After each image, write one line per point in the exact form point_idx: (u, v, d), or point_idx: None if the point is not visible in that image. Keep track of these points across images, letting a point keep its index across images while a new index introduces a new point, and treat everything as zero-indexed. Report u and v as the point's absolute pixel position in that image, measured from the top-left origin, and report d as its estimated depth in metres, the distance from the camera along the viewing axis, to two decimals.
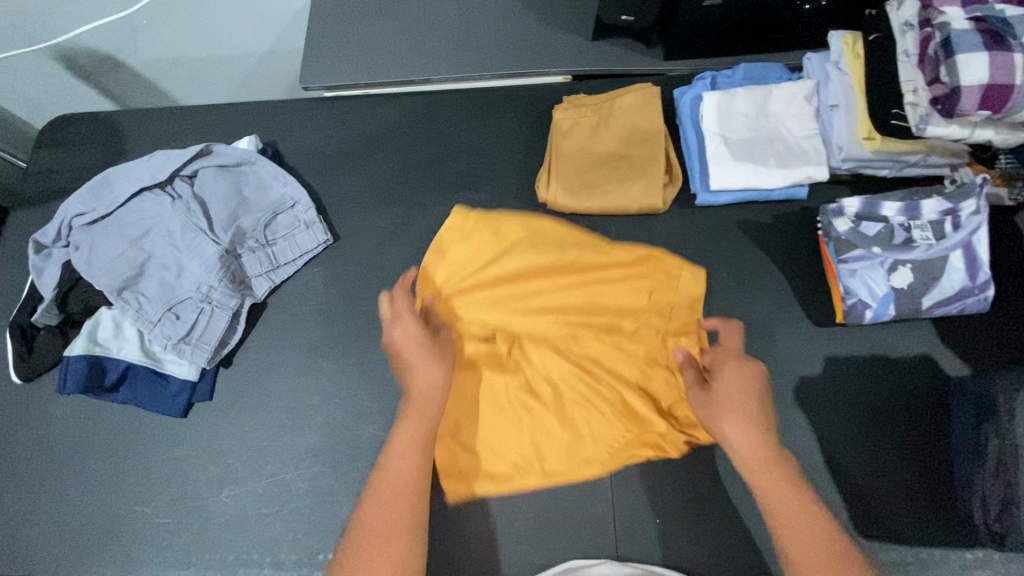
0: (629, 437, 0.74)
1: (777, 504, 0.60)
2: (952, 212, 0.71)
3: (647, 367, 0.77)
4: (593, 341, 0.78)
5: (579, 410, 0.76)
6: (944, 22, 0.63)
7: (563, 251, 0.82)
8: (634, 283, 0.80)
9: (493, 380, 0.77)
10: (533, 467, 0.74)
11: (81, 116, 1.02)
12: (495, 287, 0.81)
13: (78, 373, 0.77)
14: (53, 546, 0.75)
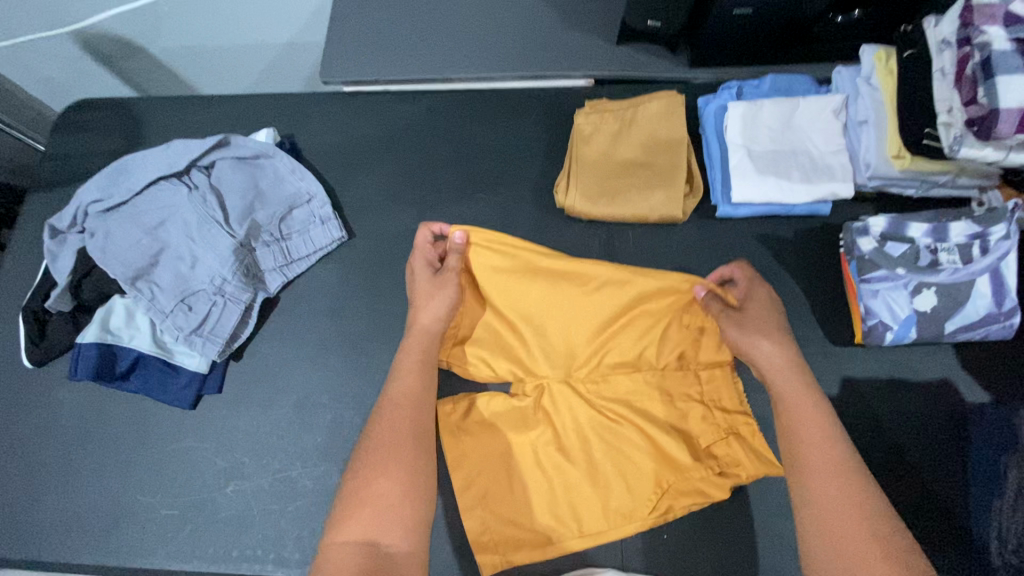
0: (665, 488, 0.71)
1: (796, 413, 0.60)
2: (980, 236, 0.69)
3: (680, 407, 0.74)
4: (623, 385, 0.76)
5: (611, 463, 0.72)
6: (985, 42, 0.61)
7: (589, 277, 0.76)
8: (663, 312, 0.76)
9: (520, 432, 0.75)
10: (567, 528, 0.70)
11: (101, 102, 1.02)
12: (516, 324, 0.77)
13: (89, 360, 0.77)
14: (58, 532, 0.75)
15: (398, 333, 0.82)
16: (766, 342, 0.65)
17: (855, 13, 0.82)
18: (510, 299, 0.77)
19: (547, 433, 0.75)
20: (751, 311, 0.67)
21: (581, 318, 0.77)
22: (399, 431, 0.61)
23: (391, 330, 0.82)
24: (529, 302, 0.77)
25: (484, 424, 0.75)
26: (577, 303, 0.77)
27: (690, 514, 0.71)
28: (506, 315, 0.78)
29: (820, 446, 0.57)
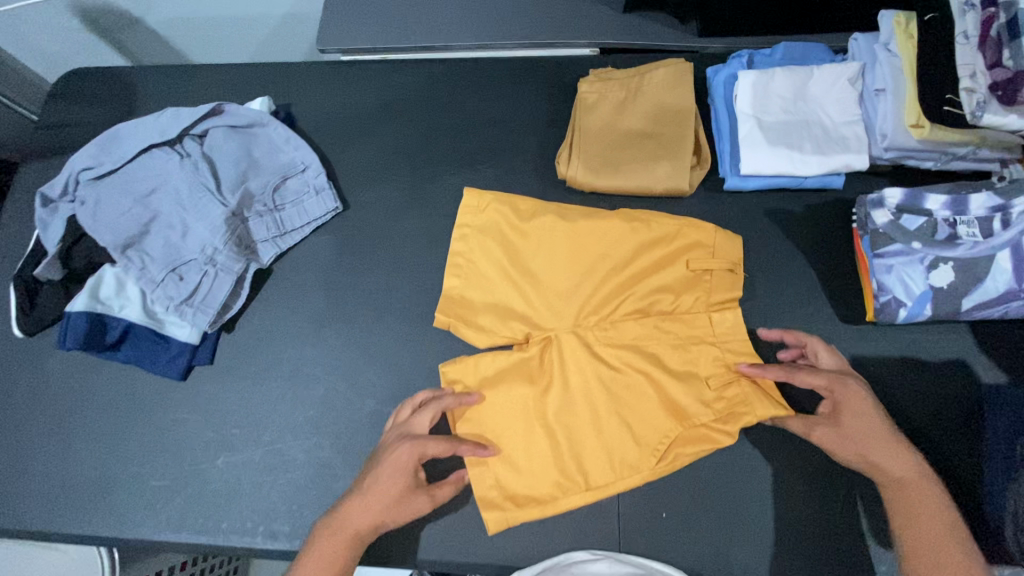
0: (674, 435, 0.69)
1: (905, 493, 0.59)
2: (1001, 209, 0.66)
3: (690, 349, 0.72)
4: (631, 333, 0.73)
5: (616, 414, 0.70)
6: (1011, 3, 0.59)
7: (590, 222, 0.75)
8: (670, 260, 0.74)
9: (523, 386, 0.72)
10: (574, 482, 0.68)
11: (95, 70, 1.00)
12: (522, 280, 0.74)
13: (78, 330, 0.75)
14: (47, 501, 0.74)
15: (393, 306, 0.80)
16: (868, 444, 0.61)
17: None
18: (515, 257, 0.75)
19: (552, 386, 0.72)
20: (852, 403, 0.62)
21: (590, 266, 0.74)
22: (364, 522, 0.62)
23: (386, 303, 0.80)
24: (533, 259, 0.75)
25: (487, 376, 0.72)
26: (586, 250, 0.75)
27: (690, 493, 0.69)
28: (507, 275, 0.75)
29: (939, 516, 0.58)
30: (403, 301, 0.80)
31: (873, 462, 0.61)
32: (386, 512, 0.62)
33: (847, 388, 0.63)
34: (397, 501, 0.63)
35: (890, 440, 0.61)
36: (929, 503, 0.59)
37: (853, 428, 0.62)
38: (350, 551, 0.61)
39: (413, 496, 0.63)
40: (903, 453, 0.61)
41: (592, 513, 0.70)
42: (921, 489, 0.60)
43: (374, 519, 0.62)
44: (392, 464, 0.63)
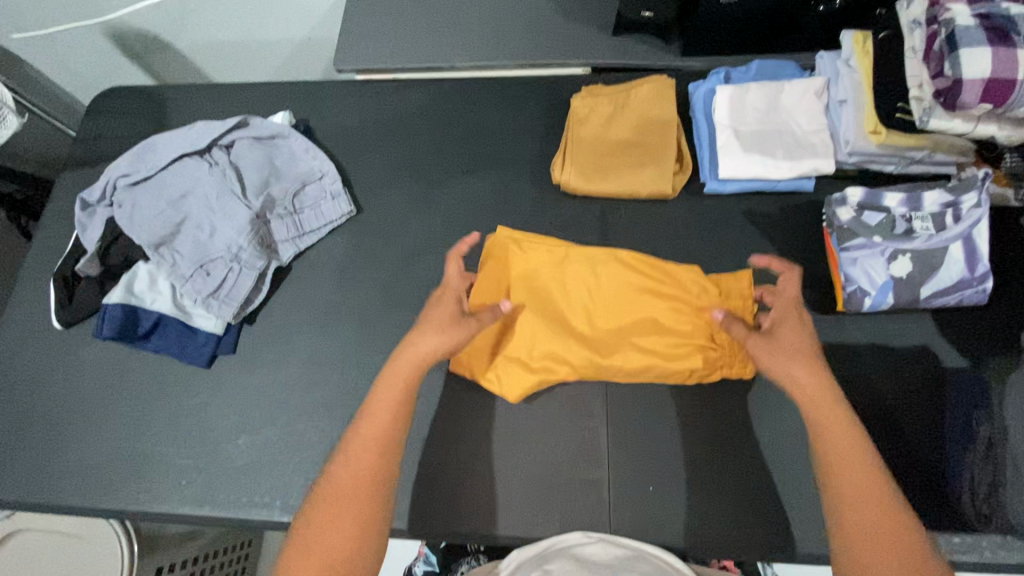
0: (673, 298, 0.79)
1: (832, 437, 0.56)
2: (952, 205, 0.72)
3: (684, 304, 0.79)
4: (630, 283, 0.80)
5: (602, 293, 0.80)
6: (949, 18, 0.65)
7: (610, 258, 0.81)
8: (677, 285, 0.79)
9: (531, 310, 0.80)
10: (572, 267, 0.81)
11: (131, 88, 1.09)
12: (545, 302, 0.81)
13: (115, 320, 0.82)
14: (80, 478, 0.81)
15: (401, 299, 0.87)
16: (795, 357, 0.62)
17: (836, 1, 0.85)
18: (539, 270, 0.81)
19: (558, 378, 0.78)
20: (790, 321, 0.65)
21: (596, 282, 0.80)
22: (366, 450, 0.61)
23: (394, 297, 0.87)
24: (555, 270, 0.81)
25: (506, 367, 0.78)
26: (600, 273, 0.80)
27: (676, 469, 0.74)
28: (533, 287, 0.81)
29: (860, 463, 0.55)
30: (411, 295, 0.87)
31: (782, 381, 0.62)
32: (451, 344, 0.68)
33: (791, 308, 0.66)
34: (452, 322, 0.70)
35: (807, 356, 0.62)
36: (844, 431, 0.57)
37: (779, 340, 0.63)
38: (381, 456, 0.61)
39: (454, 335, 0.69)
40: (815, 373, 0.61)
41: (584, 490, 0.74)
42: (829, 408, 0.58)
43: (432, 345, 0.67)
44: (409, 354, 0.67)
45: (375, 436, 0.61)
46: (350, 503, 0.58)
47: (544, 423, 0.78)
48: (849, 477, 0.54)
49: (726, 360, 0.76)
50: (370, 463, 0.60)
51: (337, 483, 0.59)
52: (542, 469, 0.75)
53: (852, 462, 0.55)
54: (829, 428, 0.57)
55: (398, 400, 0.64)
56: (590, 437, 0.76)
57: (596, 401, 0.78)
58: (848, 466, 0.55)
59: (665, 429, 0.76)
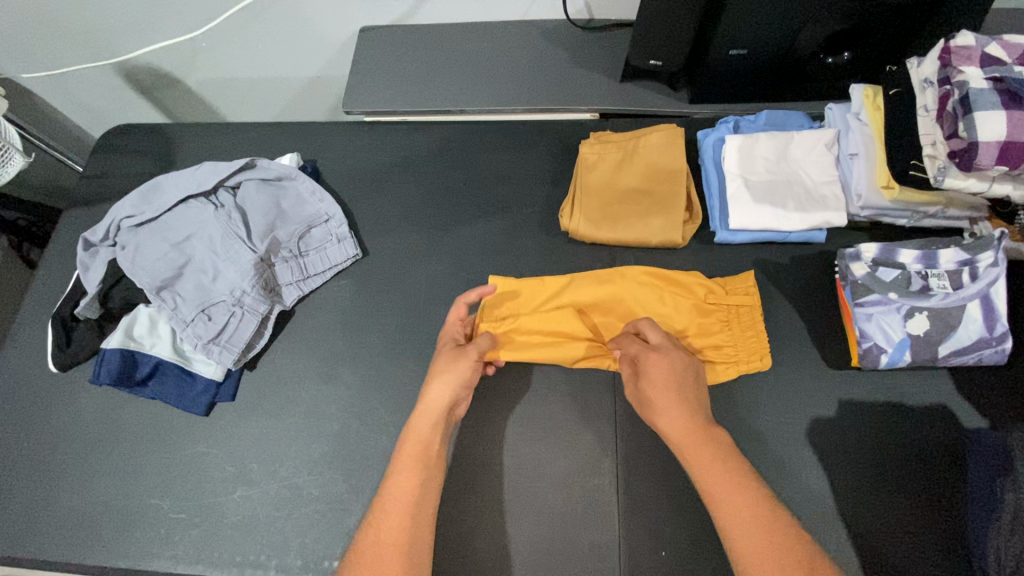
0: (682, 299, 0.81)
1: (723, 495, 0.59)
2: (969, 263, 0.72)
3: (696, 303, 0.81)
4: (642, 292, 0.81)
5: (617, 306, 0.82)
6: (962, 81, 0.66)
7: (621, 273, 0.83)
8: (686, 290, 0.81)
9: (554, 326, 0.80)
10: (587, 283, 0.83)
11: (138, 126, 1.09)
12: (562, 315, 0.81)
13: (112, 365, 0.81)
14: (72, 530, 0.78)
15: (406, 347, 0.85)
16: (670, 406, 0.66)
17: (845, 54, 0.87)
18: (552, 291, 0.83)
19: (570, 434, 0.77)
20: (656, 373, 0.68)
21: (607, 295, 0.82)
22: (403, 481, 0.63)
23: (398, 345, 0.85)
24: (569, 290, 0.83)
25: (531, 397, 0.80)
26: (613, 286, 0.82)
27: (690, 533, 0.71)
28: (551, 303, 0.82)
29: (746, 505, 0.58)
30: (416, 342, 0.85)
31: (665, 429, 0.66)
32: (460, 382, 0.69)
33: (651, 357, 0.69)
34: (452, 357, 0.72)
35: (675, 401, 0.66)
36: (723, 469, 0.61)
37: (651, 398, 0.67)
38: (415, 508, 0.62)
39: (459, 369, 0.70)
40: (687, 417, 0.65)
41: (594, 553, 0.71)
42: (703, 450, 0.62)
43: (443, 390, 0.68)
44: (425, 403, 0.68)
45: (414, 454, 0.65)
46: (396, 508, 0.61)
47: (552, 480, 0.75)
48: (734, 528, 0.57)
49: (742, 355, 0.77)
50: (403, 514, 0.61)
51: (370, 538, 0.59)
52: (547, 532, 0.72)
53: (734, 502, 0.58)
54: (703, 460, 0.62)
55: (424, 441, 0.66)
56: (599, 496, 0.74)
57: (605, 457, 0.76)
58: (735, 519, 0.57)
59: (676, 489, 0.74)
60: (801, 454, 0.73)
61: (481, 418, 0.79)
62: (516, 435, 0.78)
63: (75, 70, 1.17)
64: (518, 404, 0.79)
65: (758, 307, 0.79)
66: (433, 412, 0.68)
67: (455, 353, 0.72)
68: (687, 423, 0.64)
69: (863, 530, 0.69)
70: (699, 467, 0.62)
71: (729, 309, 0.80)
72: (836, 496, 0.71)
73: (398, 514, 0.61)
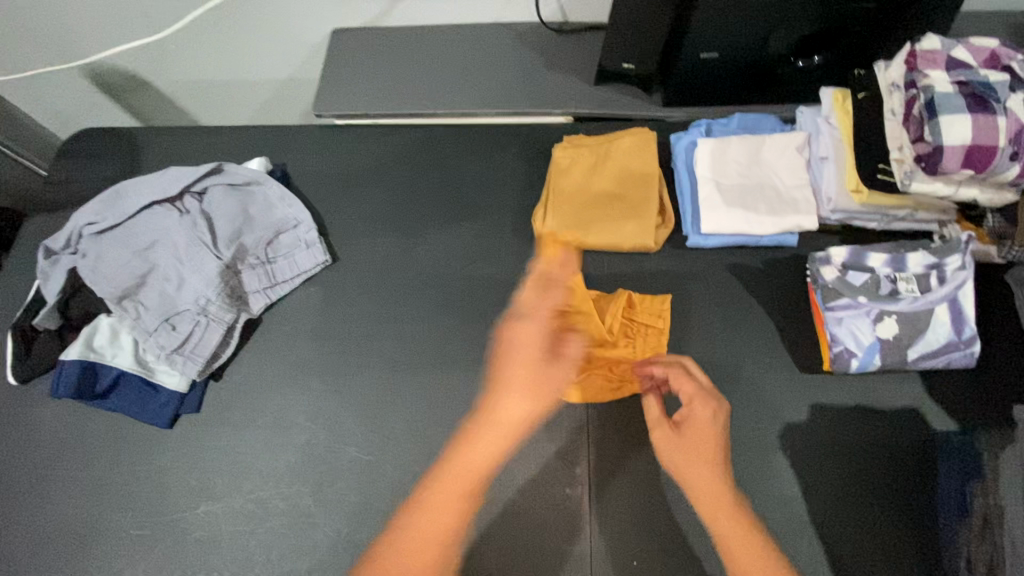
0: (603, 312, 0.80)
1: (730, 542, 0.58)
2: (936, 266, 0.72)
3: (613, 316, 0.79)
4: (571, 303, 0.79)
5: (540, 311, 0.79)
6: (927, 85, 0.66)
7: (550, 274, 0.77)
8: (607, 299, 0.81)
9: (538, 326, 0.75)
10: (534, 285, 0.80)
11: (104, 130, 1.07)
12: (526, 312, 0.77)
13: (70, 377, 0.78)
14: (28, 549, 0.76)
15: (376, 355, 0.83)
16: (699, 460, 0.64)
17: (816, 57, 0.86)
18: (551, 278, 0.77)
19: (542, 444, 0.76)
20: (697, 421, 0.67)
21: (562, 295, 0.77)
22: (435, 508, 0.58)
23: (368, 354, 0.84)
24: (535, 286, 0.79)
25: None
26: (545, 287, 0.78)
27: (661, 541, 0.71)
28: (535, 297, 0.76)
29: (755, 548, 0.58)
30: (386, 350, 0.84)
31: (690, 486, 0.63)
32: (534, 397, 0.62)
33: (701, 403, 0.68)
34: (549, 372, 0.65)
35: (712, 452, 0.65)
36: (740, 526, 0.59)
37: (683, 445, 0.66)
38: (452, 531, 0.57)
39: (534, 391, 0.63)
40: (713, 473, 0.63)
41: (565, 564, 0.70)
42: (722, 506, 0.61)
43: (524, 405, 0.62)
44: (501, 418, 0.61)
45: (457, 481, 0.59)
46: (423, 533, 0.57)
47: (522, 490, 0.74)
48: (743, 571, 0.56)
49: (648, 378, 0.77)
50: (439, 534, 0.57)
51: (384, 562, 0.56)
52: (518, 543, 0.71)
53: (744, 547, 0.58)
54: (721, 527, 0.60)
55: (467, 474, 0.59)
56: (571, 506, 0.73)
57: (577, 465, 0.75)
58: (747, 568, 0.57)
59: (648, 497, 0.73)
60: (774, 460, 0.72)
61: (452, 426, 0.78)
62: None
63: (39, 73, 1.14)
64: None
65: (666, 333, 0.79)
66: (512, 422, 0.61)
67: (544, 365, 0.65)
68: (715, 478, 0.62)
69: (835, 536, 0.69)
70: (717, 519, 0.60)
71: (640, 328, 0.80)
72: (808, 501, 0.71)
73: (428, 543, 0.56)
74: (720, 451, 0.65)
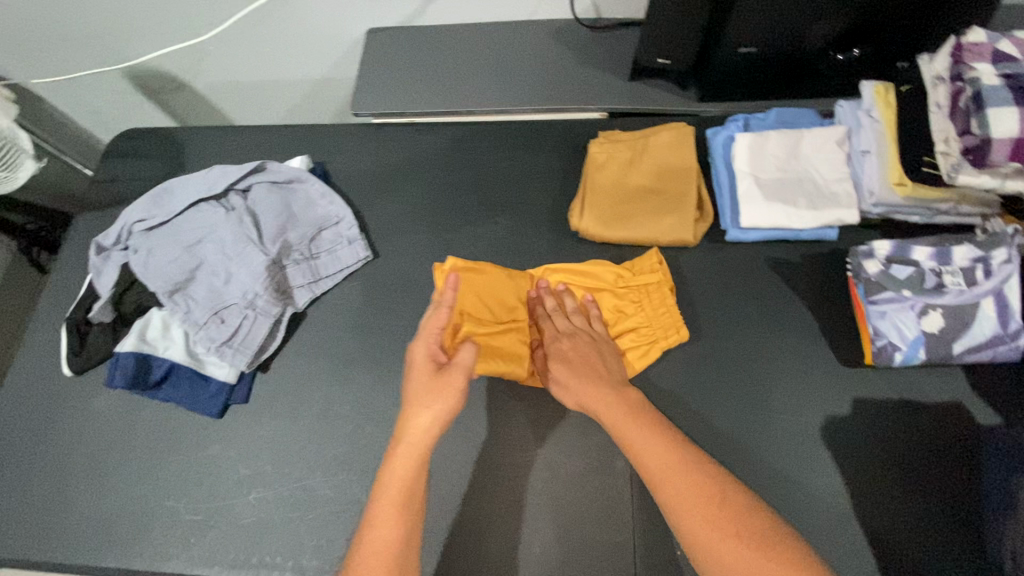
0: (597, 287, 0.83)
1: (645, 457, 0.60)
2: (983, 259, 0.72)
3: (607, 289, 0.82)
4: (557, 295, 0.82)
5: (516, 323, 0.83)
6: (975, 78, 0.66)
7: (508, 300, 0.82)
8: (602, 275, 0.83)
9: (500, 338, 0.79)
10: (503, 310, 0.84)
11: (148, 130, 1.10)
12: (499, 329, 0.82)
13: (127, 368, 0.81)
14: (87, 533, 0.79)
15: None
16: (587, 384, 0.68)
17: (855, 51, 0.86)
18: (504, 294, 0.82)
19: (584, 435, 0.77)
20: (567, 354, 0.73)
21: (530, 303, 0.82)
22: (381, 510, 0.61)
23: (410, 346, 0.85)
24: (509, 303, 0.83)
25: (543, 397, 0.79)
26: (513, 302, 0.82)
27: None
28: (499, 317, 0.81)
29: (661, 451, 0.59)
30: None
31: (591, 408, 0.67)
32: (442, 405, 0.66)
33: (561, 340, 0.75)
34: (437, 382, 0.68)
35: (592, 380, 0.68)
36: (645, 437, 0.61)
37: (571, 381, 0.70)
38: (396, 528, 0.60)
39: (430, 398, 0.67)
40: (602, 391, 0.67)
41: (609, 552, 0.72)
42: (621, 416, 0.64)
43: (427, 414, 0.65)
44: (412, 436, 0.65)
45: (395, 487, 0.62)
46: (381, 543, 0.59)
47: (565, 479, 0.75)
48: (656, 477, 0.58)
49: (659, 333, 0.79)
50: (387, 533, 0.59)
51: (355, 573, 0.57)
52: (561, 531, 0.73)
53: (652, 454, 0.59)
54: (632, 441, 0.61)
55: (405, 479, 0.62)
56: (613, 496, 0.74)
57: (618, 456, 0.76)
58: (661, 473, 0.58)
59: None
60: (816, 453, 0.73)
61: (495, 418, 0.79)
62: (528, 434, 0.78)
63: (83, 75, 1.18)
64: (531, 404, 0.79)
65: (667, 282, 0.81)
66: (418, 436, 0.64)
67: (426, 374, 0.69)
68: (607, 398, 0.66)
69: (878, 527, 0.69)
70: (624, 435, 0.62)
71: (639, 289, 0.82)
72: (850, 493, 0.71)
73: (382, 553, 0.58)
74: (607, 372, 0.71)
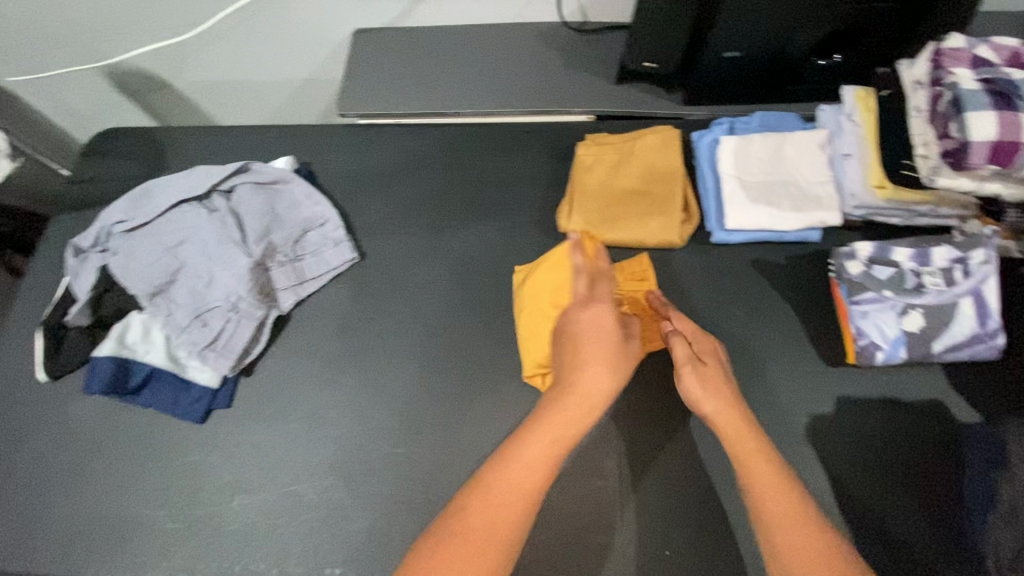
0: None
1: (769, 494, 0.59)
2: (961, 260, 0.74)
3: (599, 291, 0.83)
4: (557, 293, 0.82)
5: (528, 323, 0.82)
6: (954, 82, 0.67)
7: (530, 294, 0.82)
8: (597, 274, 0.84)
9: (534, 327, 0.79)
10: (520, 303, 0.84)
11: (128, 130, 1.08)
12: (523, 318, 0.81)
13: (104, 373, 0.79)
14: (63, 543, 0.77)
15: (405, 351, 0.84)
16: (723, 394, 0.66)
17: (836, 57, 0.88)
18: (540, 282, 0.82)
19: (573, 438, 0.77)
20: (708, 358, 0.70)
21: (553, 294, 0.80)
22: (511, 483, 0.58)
23: (398, 349, 0.85)
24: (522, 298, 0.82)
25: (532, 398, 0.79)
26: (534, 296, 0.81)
27: (693, 531, 0.72)
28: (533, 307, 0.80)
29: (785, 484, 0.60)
30: (414, 345, 0.85)
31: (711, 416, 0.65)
32: (618, 377, 0.66)
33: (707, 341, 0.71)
34: (619, 352, 0.67)
35: (722, 386, 0.67)
36: (772, 470, 0.61)
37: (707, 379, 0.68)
38: (525, 505, 0.57)
39: (617, 371, 0.66)
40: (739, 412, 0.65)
41: (599, 554, 0.71)
42: (747, 439, 0.63)
43: (608, 384, 0.65)
44: (586, 392, 0.64)
45: (537, 451, 0.60)
46: (506, 511, 0.56)
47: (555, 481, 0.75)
48: (781, 513, 0.58)
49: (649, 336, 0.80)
50: (512, 509, 0.56)
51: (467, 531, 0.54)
52: (551, 534, 0.72)
53: (778, 492, 0.59)
54: (755, 470, 0.61)
55: (552, 449, 0.60)
56: (603, 498, 0.74)
57: (608, 457, 0.76)
58: (784, 505, 0.58)
59: (679, 489, 0.74)
60: (802, 452, 0.74)
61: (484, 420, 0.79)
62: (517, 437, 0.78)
63: (60, 74, 1.15)
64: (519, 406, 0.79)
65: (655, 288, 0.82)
66: (594, 398, 0.64)
67: (611, 344, 0.67)
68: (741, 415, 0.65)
69: (863, 525, 0.70)
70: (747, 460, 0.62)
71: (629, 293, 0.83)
72: (836, 491, 0.72)
73: (500, 523, 0.56)
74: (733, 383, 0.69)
